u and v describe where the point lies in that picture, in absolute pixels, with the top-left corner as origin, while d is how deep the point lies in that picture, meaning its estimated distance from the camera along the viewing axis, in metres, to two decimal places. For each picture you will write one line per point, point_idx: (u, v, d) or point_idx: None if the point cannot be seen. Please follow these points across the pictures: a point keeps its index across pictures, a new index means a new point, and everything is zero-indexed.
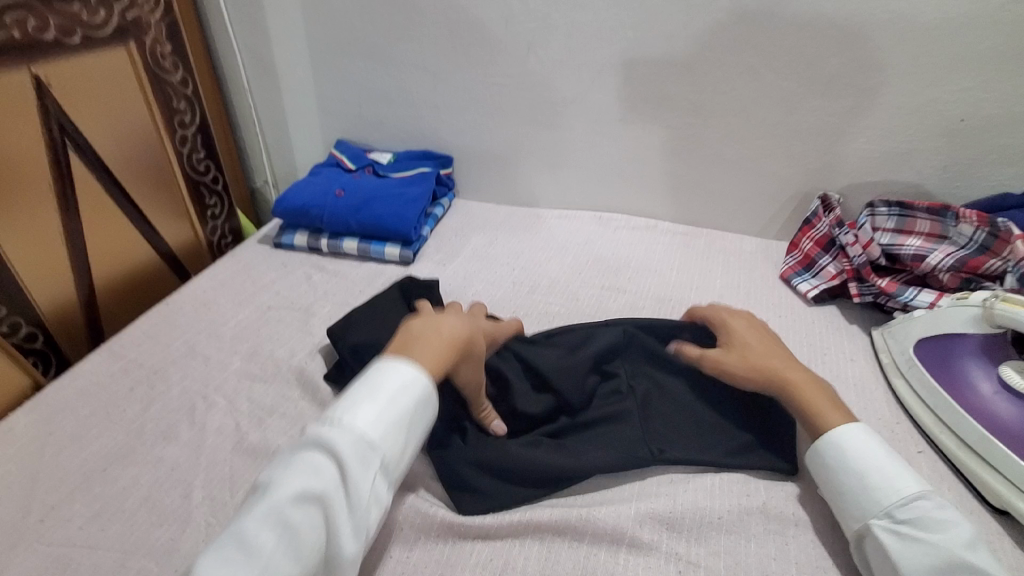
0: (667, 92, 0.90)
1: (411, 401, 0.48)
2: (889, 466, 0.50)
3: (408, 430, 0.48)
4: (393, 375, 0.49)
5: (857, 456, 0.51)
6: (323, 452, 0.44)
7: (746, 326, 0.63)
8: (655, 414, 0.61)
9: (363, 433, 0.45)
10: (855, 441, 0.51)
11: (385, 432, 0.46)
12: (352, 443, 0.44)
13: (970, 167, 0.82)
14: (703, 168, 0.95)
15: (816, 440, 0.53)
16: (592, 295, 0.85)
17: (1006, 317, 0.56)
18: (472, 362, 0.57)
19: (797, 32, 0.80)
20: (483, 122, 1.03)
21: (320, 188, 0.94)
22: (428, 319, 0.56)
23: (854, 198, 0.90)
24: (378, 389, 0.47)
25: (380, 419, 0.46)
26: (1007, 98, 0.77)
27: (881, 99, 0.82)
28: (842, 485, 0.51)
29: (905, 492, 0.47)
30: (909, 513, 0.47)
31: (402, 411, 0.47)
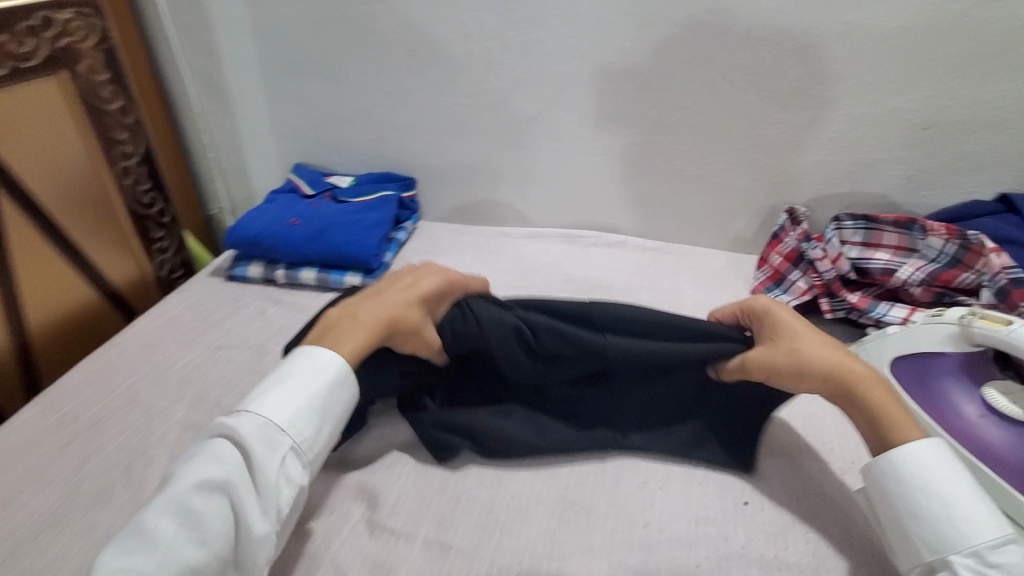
0: (628, 108, 0.88)
1: (322, 385, 0.50)
2: (975, 497, 0.45)
3: (321, 414, 0.49)
4: (304, 366, 0.50)
5: (941, 483, 0.45)
6: (228, 440, 0.46)
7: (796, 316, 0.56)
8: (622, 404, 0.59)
9: (268, 419, 0.47)
10: (938, 464, 0.46)
11: (292, 417, 0.47)
12: (257, 429, 0.46)
13: (939, 174, 0.81)
14: (670, 184, 0.93)
15: (892, 454, 0.47)
16: None
17: (985, 335, 0.54)
18: (411, 332, 0.56)
19: (756, 44, 0.78)
20: (445, 142, 1.00)
21: (274, 216, 0.90)
22: (347, 307, 0.56)
23: (823, 209, 0.88)
24: (284, 378, 0.49)
25: (286, 405, 0.47)
26: (970, 103, 0.76)
27: (845, 110, 0.80)
28: (921, 512, 0.45)
29: (998, 533, 0.43)
30: (1001, 556, 0.42)
31: (312, 396, 0.49)
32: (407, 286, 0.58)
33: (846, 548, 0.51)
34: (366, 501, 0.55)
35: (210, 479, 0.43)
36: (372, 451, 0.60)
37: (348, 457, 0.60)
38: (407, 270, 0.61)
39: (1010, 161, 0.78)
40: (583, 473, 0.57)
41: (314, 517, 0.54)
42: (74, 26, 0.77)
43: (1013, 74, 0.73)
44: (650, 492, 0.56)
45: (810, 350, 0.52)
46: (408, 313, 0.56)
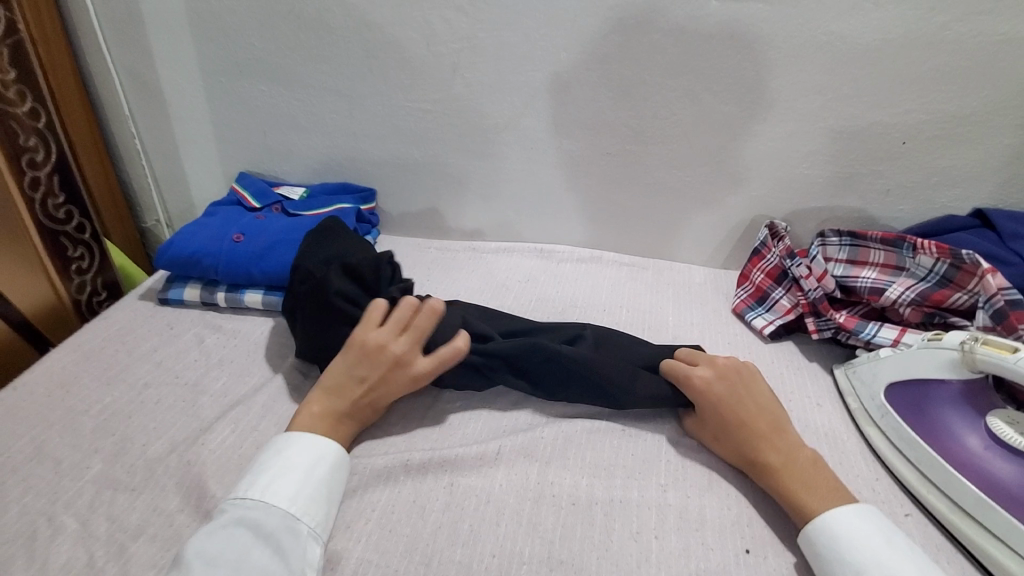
0: (604, 117, 0.83)
1: (323, 472, 0.51)
2: (887, 557, 0.44)
3: (329, 499, 0.50)
4: (296, 453, 0.51)
5: (853, 548, 0.45)
6: (248, 531, 0.45)
7: (724, 390, 0.57)
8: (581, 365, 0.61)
9: (285, 507, 0.47)
10: (849, 528, 0.47)
11: (307, 504, 0.48)
12: (276, 518, 0.46)
13: (916, 188, 0.80)
14: (645, 197, 0.88)
15: (806, 525, 0.49)
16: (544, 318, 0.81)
17: (988, 362, 0.51)
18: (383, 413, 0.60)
19: (736, 53, 0.75)
20: (407, 151, 0.93)
21: (216, 231, 0.80)
22: (315, 412, 0.55)
23: (801, 223, 0.86)
24: (289, 466, 0.50)
25: (299, 492, 0.48)
26: (948, 117, 0.74)
27: (825, 123, 0.78)
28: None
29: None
30: None
31: (319, 482, 0.50)
32: (375, 389, 0.57)
33: None
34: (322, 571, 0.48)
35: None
36: None
37: None
38: (380, 364, 0.57)
39: (984, 175, 0.77)
40: (569, 524, 0.51)
41: None
42: None
43: (989, 89, 0.72)
44: (644, 544, 0.50)
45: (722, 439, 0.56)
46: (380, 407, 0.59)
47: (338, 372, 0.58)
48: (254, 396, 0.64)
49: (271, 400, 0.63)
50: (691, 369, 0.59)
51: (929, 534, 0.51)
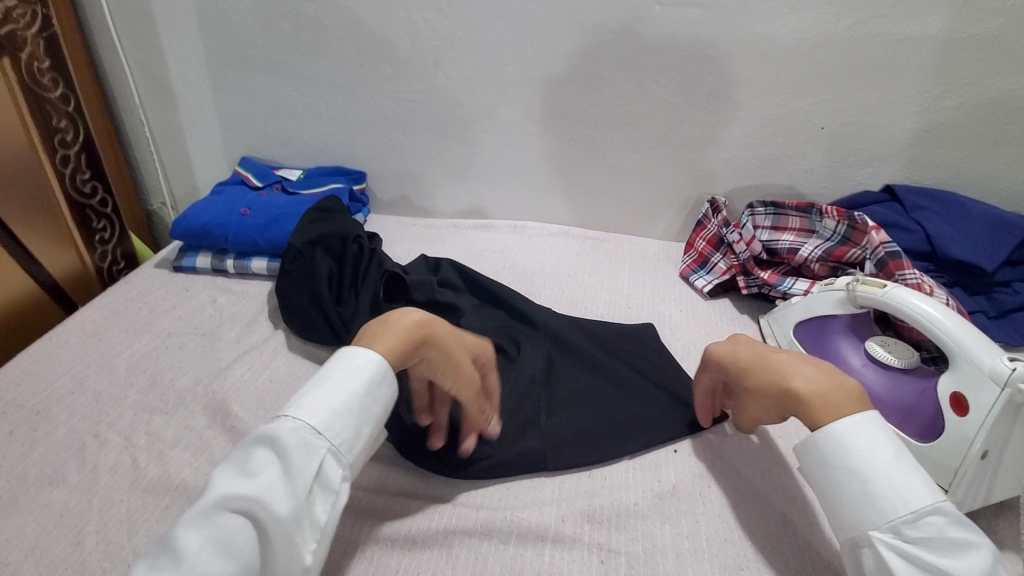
0: (567, 106, 0.95)
1: (356, 387, 0.46)
2: (899, 471, 0.44)
3: (357, 417, 0.46)
4: (341, 367, 0.47)
5: (862, 461, 0.46)
6: (263, 444, 0.42)
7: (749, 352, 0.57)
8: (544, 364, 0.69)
9: (305, 421, 0.43)
10: (863, 442, 0.46)
11: (328, 421, 0.44)
12: (295, 431, 0.42)
13: (834, 168, 0.93)
14: (605, 177, 1.00)
15: (814, 438, 0.49)
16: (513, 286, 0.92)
17: (868, 296, 0.63)
18: (443, 352, 0.54)
19: (678, 51, 0.87)
20: (394, 138, 1.03)
21: (223, 206, 0.90)
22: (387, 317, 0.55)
23: (739, 200, 0.99)
24: (323, 379, 0.46)
25: (322, 408, 0.44)
26: (857, 106, 0.87)
27: (756, 111, 0.90)
28: (847, 492, 0.46)
29: (918, 508, 0.43)
30: (919, 530, 0.42)
31: (348, 396, 0.45)
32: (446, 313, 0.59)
33: (762, 486, 0.59)
34: None
35: (238, 494, 0.38)
36: None
37: None
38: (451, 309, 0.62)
39: (891, 157, 0.90)
40: None
41: None
42: (16, 14, 0.77)
43: (890, 83, 0.85)
44: None
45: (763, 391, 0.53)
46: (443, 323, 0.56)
47: None
48: (264, 341, 0.74)
49: (279, 345, 0.74)
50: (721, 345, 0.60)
51: None
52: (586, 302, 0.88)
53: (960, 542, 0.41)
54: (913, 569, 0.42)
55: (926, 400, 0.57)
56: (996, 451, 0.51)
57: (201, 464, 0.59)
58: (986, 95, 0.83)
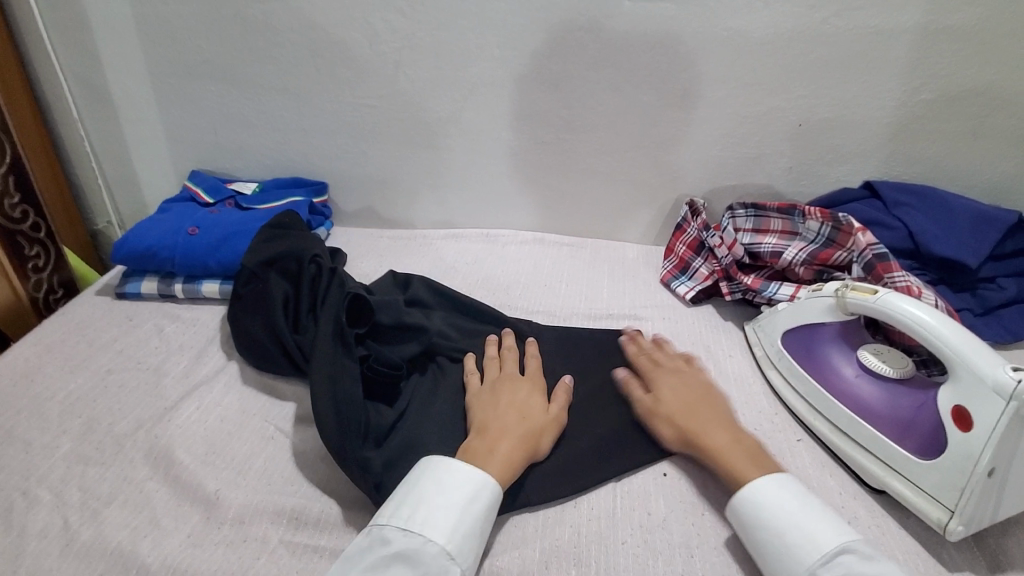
0: (537, 108, 0.90)
1: (480, 509, 0.49)
2: (807, 518, 0.48)
3: (478, 537, 0.48)
4: (461, 483, 0.49)
5: (778, 512, 0.49)
6: (406, 567, 0.44)
7: (680, 380, 0.63)
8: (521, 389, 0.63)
9: (441, 546, 0.46)
10: (773, 496, 0.50)
11: (460, 544, 0.46)
12: (433, 556, 0.45)
13: (812, 166, 0.90)
14: (580, 181, 0.96)
15: (732, 500, 0.52)
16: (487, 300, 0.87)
17: (858, 302, 0.60)
18: (542, 447, 0.57)
19: (650, 48, 0.83)
20: (355, 146, 0.98)
21: (170, 225, 0.83)
22: (480, 442, 0.54)
23: (717, 201, 0.96)
24: (452, 500, 0.48)
25: (455, 530, 0.47)
26: (835, 102, 0.85)
27: (732, 108, 0.87)
28: (768, 548, 0.48)
29: (826, 548, 0.46)
30: (834, 571, 0.45)
31: (474, 519, 0.48)
32: (515, 403, 0.59)
33: None
34: (286, 521, 0.52)
35: None
36: (291, 466, 0.57)
37: (268, 469, 0.57)
38: (508, 384, 0.61)
39: (870, 153, 0.88)
40: None
41: (229, 544, 0.51)
42: None
43: (867, 76, 0.82)
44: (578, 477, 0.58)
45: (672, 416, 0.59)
46: (528, 425, 0.57)
47: (480, 409, 0.58)
48: (215, 376, 0.68)
49: (233, 379, 0.67)
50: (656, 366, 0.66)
51: (815, 455, 0.60)
52: (565, 312, 0.84)
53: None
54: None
55: (926, 412, 0.54)
56: (1003, 466, 0.48)
57: (143, 522, 0.52)
58: (963, 86, 0.82)
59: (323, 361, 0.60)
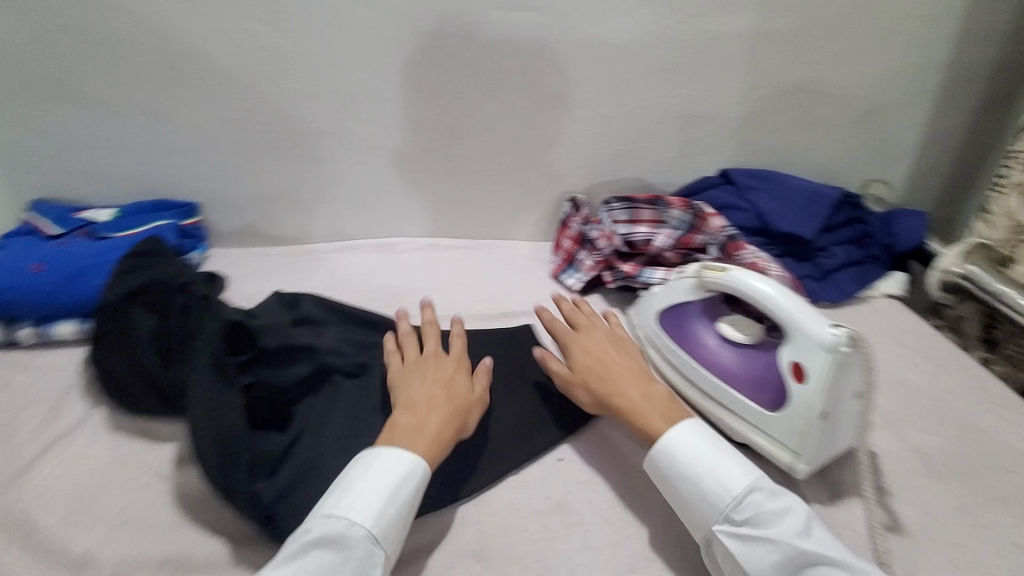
0: (417, 115, 0.90)
1: (408, 489, 0.49)
2: (720, 463, 0.52)
3: (407, 516, 0.49)
4: (389, 466, 0.50)
5: (693, 461, 0.53)
6: (330, 550, 0.45)
7: (595, 340, 0.65)
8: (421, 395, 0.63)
9: (367, 529, 0.46)
10: (686, 448, 0.53)
11: (387, 526, 0.48)
12: (358, 539, 0.46)
13: (675, 159, 0.99)
14: (467, 186, 0.98)
15: (650, 453, 0.55)
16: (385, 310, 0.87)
17: (715, 282, 0.66)
18: (468, 423, 0.58)
19: (519, 54, 0.87)
20: (227, 163, 0.92)
21: (8, 263, 0.73)
22: (410, 420, 0.54)
23: (597, 196, 1.02)
24: (379, 483, 0.49)
25: (382, 513, 0.48)
26: (688, 99, 0.93)
27: (601, 109, 0.93)
28: (686, 496, 0.52)
29: (738, 492, 0.50)
30: (746, 511, 0.49)
31: (402, 499, 0.49)
32: (442, 378, 0.59)
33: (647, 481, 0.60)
34: (172, 570, 0.50)
35: None
36: (177, 510, 0.54)
37: (150, 518, 0.53)
38: (433, 361, 0.61)
39: (722, 145, 0.98)
40: None
41: None
42: None
43: (713, 76, 0.92)
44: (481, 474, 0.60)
45: (590, 379, 0.61)
46: (457, 399, 0.57)
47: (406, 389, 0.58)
48: (80, 425, 0.62)
49: (102, 426, 0.62)
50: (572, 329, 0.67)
51: None
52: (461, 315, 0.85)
53: (775, 510, 0.49)
54: (752, 550, 0.48)
55: (774, 370, 0.62)
56: (832, 411, 0.57)
57: None
58: (790, 83, 0.93)
59: (203, 394, 0.56)
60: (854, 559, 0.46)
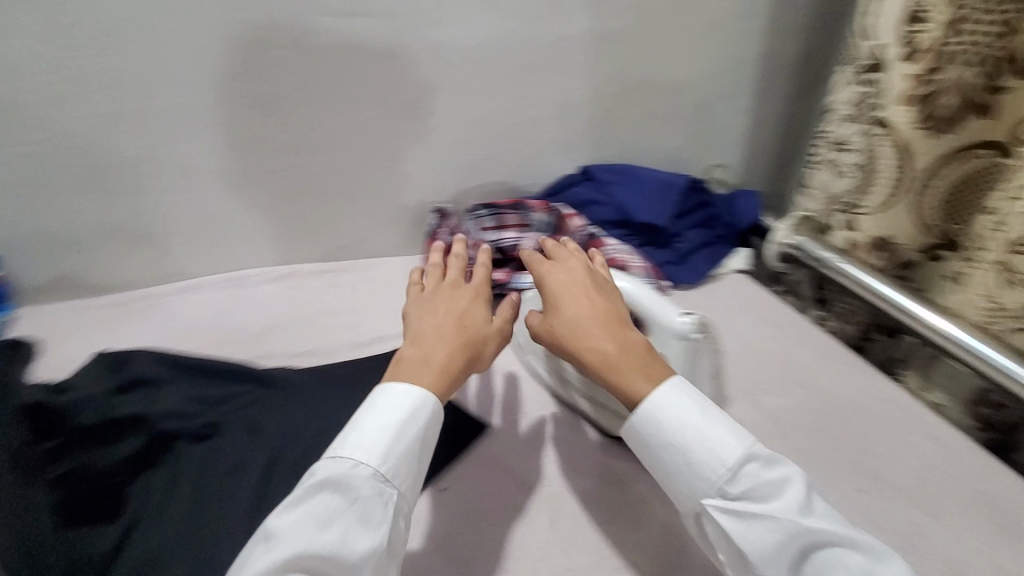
0: (253, 134, 0.83)
1: (416, 427, 0.51)
2: (714, 433, 0.51)
3: (417, 455, 0.51)
4: (399, 400, 0.52)
5: (684, 430, 0.51)
6: (336, 492, 0.47)
7: (567, 282, 0.62)
8: (275, 449, 0.61)
9: (375, 470, 0.48)
10: (672, 418, 0.52)
11: (395, 465, 0.49)
12: (364, 480, 0.48)
13: (536, 159, 1.00)
14: (322, 205, 0.92)
15: (634, 415, 0.54)
16: (241, 353, 0.79)
17: None
18: (480, 356, 0.60)
19: (359, 61, 0.82)
20: (21, 205, 0.79)
21: None
22: (418, 353, 0.57)
23: (465, 203, 1.00)
24: (388, 421, 0.50)
25: (389, 452, 0.49)
26: (540, 100, 0.94)
27: (457, 115, 0.91)
28: (677, 467, 0.51)
29: (735, 464, 0.49)
30: (742, 485, 0.49)
31: (409, 438, 0.50)
32: (454, 310, 0.62)
33: (527, 493, 0.65)
34: None
35: (316, 550, 0.44)
36: None
37: None
38: (445, 297, 0.64)
39: (578, 142, 1.01)
40: None
41: None
42: None
43: (560, 76, 0.93)
44: None
45: (560, 325, 0.59)
46: (469, 329, 0.60)
47: (420, 324, 0.60)
48: None
49: None
50: (546, 270, 0.64)
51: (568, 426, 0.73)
52: (330, 347, 0.80)
53: (773, 483, 0.48)
54: (753, 527, 0.47)
55: None
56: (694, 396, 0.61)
57: None
58: (631, 79, 0.98)
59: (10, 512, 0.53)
60: (856, 531, 0.46)
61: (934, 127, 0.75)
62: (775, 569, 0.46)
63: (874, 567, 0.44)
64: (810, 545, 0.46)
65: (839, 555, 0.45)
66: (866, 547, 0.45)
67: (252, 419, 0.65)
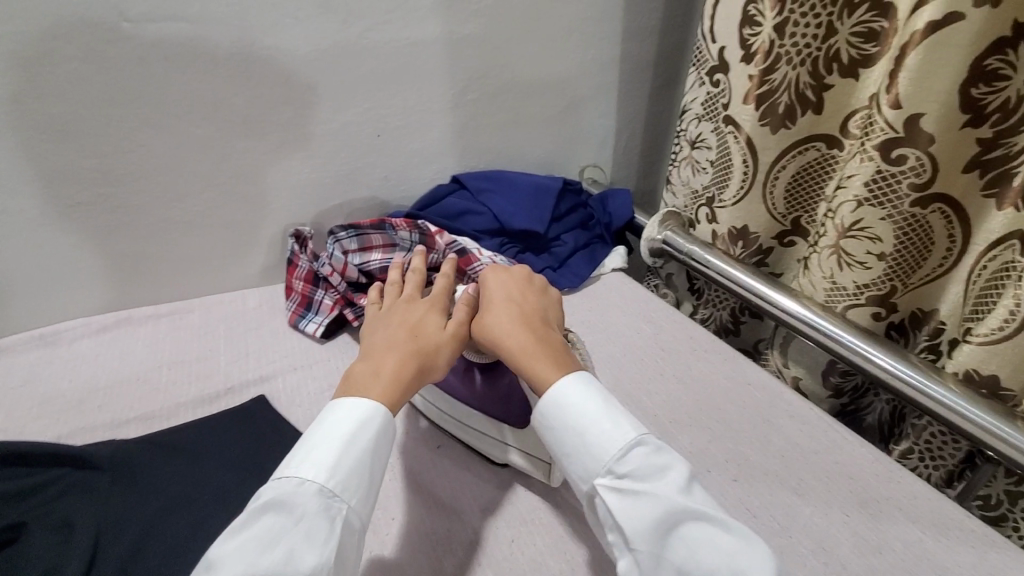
0: (51, 163, 0.69)
1: (368, 438, 0.50)
2: (606, 418, 0.51)
3: (370, 470, 0.49)
4: (348, 413, 0.51)
5: (580, 414, 0.52)
6: (282, 512, 0.45)
7: (509, 290, 0.64)
8: (102, 540, 0.54)
9: (322, 484, 0.46)
10: (570, 397, 0.52)
11: (346, 479, 0.47)
12: (310, 495, 0.46)
13: (404, 171, 0.95)
14: (155, 239, 0.80)
15: (539, 401, 0.54)
16: (62, 426, 0.69)
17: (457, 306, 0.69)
18: (433, 365, 0.58)
19: (179, 74, 0.71)
20: None
21: None
22: (369, 365, 0.56)
23: (329, 224, 0.93)
24: (337, 435, 0.49)
25: (339, 465, 0.47)
26: (402, 109, 0.89)
27: (309, 129, 0.83)
28: (571, 447, 0.51)
29: (621, 445, 0.49)
30: (628, 465, 0.48)
31: (360, 452, 0.49)
32: (405, 320, 0.61)
33: (413, 538, 0.60)
34: None
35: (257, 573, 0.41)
36: None
37: None
38: (399, 309, 0.63)
39: (447, 151, 0.97)
40: None
41: None
42: None
43: (420, 83, 0.89)
44: None
45: (496, 329, 0.60)
46: (421, 337, 0.59)
47: (375, 337, 0.60)
48: None
49: None
50: (492, 279, 0.66)
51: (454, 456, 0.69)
52: (176, 403, 0.72)
53: (657, 466, 0.48)
54: (632, 502, 0.47)
55: None
56: None
57: None
58: (495, 84, 0.96)
59: None
60: (730, 519, 0.46)
61: (772, 123, 0.80)
62: (645, 544, 0.46)
63: (739, 550, 0.44)
64: (683, 525, 0.45)
65: (708, 535, 0.45)
66: (736, 532, 0.45)
67: (75, 508, 0.56)
